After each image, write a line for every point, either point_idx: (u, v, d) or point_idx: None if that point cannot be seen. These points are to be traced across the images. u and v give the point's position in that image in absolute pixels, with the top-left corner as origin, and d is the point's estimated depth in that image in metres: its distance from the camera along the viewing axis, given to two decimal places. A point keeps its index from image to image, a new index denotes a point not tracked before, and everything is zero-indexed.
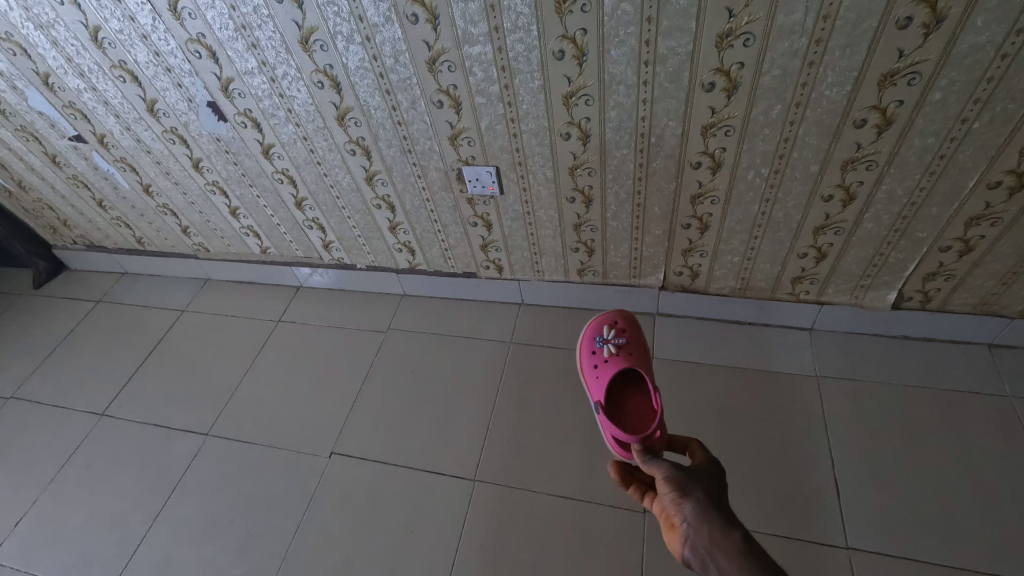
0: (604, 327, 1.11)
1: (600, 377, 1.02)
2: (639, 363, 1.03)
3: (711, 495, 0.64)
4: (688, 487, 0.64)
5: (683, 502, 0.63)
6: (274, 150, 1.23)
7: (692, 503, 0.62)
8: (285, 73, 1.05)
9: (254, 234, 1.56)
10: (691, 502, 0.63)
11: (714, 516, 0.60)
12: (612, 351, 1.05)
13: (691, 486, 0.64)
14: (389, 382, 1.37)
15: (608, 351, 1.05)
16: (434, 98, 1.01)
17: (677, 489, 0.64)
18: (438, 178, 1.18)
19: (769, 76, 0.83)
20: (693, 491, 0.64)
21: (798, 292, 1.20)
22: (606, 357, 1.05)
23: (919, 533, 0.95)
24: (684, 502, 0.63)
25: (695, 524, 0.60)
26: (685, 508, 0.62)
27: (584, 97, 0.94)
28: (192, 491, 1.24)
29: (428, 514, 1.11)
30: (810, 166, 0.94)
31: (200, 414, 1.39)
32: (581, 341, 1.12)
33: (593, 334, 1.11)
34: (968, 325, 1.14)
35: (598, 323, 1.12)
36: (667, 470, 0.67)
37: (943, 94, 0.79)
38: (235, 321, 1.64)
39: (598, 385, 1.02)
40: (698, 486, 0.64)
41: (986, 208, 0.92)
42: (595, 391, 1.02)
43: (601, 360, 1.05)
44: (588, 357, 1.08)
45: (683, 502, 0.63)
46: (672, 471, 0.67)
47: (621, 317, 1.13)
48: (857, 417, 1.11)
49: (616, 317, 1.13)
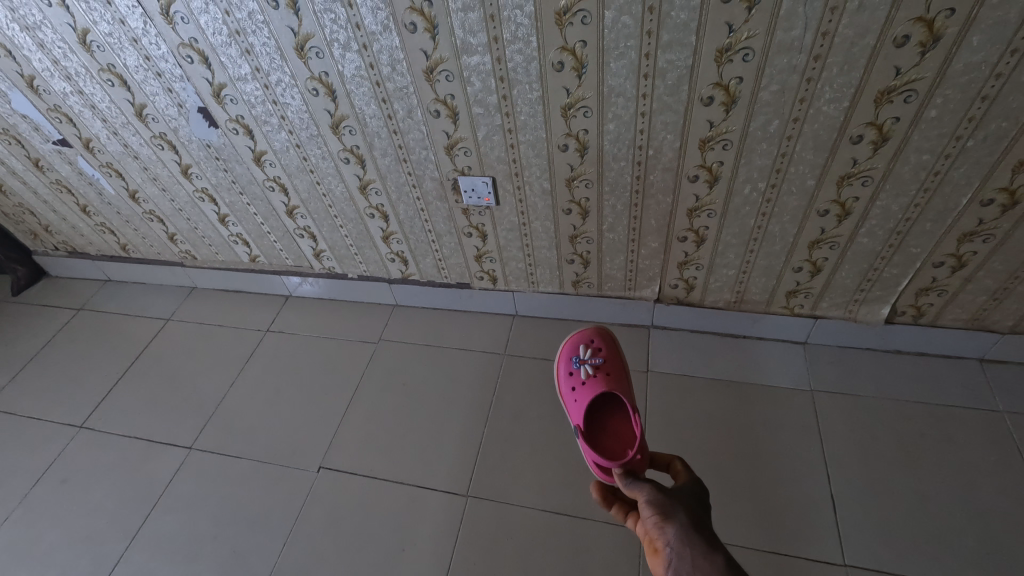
0: (581, 347, 1.09)
1: (579, 402, 1.01)
2: (617, 382, 1.02)
3: (694, 517, 0.61)
4: (671, 510, 0.61)
5: (666, 527, 0.60)
6: (265, 157, 1.21)
7: (675, 528, 0.60)
8: (279, 80, 1.04)
9: (243, 242, 1.53)
10: (674, 526, 0.60)
11: (698, 542, 0.58)
12: (588, 371, 1.04)
13: (674, 509, 0.61)
14: (380, 395, 1.35)
15: (584, 372, 1.04)
16: (431, 107, 1.01)
17: (660, 512, 0.61)
18: (433, 188, 1.17)
19: (768, 91, 0.84)
20: (676, 514, 0.61)
21: (792, 305, 1.20)
22: (583, 379, 1.03)
23: (918, 551, 0.94)
24: (667, 527, 0.60)
25: (679, 550, 0.58)
26: (668, 533, 0.59)
27: (582, 109, 0.94)
28: (173, 507, 1.19)
29: (419, 532, 1.08)
30: (807, 181, 0.95)
31: (184, 427, 1.35)
32: (559, 363, 1.11)
33: (569, 355, 1.10)
34: (960, 340, 1.15)
35: (574, 342, 1.11)
36: (649, 493, 0.64)
37: (939, 112, 0.80)
38: (222, 331, 1.60)
39: (578, 408, 1.01)
40: (681, 509, 0.62)
41: (979, 225, 0.93)
42: (575, 415, 1.00)
43: (578, 382, 1.04)
44: (566, 380, 1.06)
45: (666, 526, 0.60)
46: (655, 494, 0.63)
47: (597, 334, 1.12)
48: (852, 431, 1.11)
49: (592, 334, 1.12)
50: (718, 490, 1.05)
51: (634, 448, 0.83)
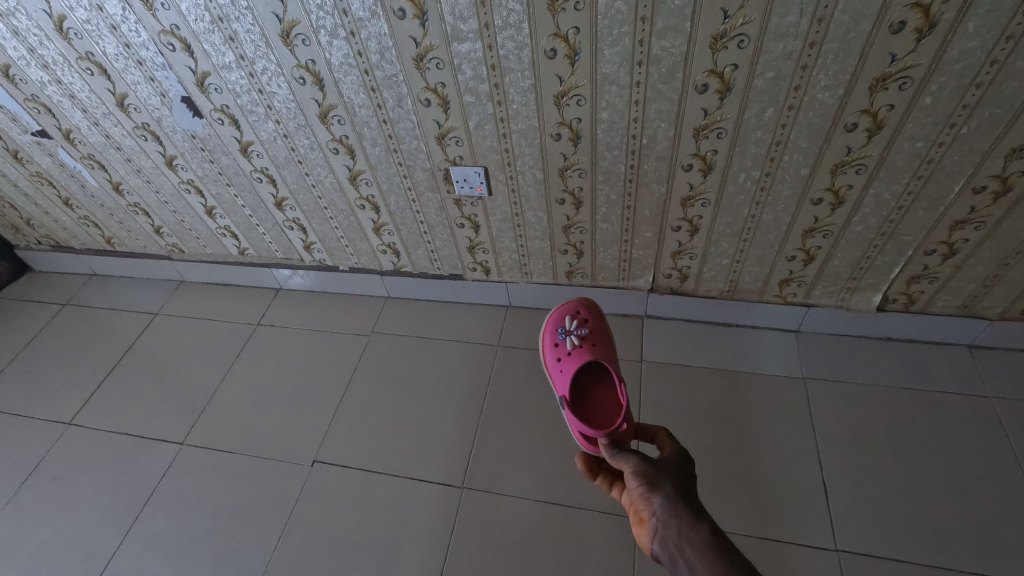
0: (566, 318, 1.09)
1: (565, 371, 1.02)
2: (602, 352, 1.02)
3: (679, 486, 0.61)
4: (656, 480, 0.62)
5: (652, 497, 0.60)
6: (252, 148, 1.19)
7: (661, 498, 0.60)
8: (265, 68, 1.01)
9: (231, 235, 1.50)
10: (660, 496, 0.60)
11: (683, 510, 0.58)
12: (574, 342, 1.04)
13: (660, 479, 0.62)
14: (374, 387, 1.34)
15: (570, 344, 1.04)
16: (421, 96, 0.99)
17: (645, 482, 0.62)
18: (425, 179, 1.15)
19: (763, 78, 0.83)
20: (662, 484, 0.61)
21: (785, 294, 1.21)
22: (569, 350, 1.04)
23: (908, 535, 0.95)
24: (652, 497, 0.60)
25: (663, 519, 0.58)
26: (654, 503, 0.60)
27: (575, 97, 0.92)
28: (166, 503, 1.18)
29: (414, 523, 1.08)
30: (801, 170, 0.94)
31: (175, 423, 1.34)
32: (545, 334, 1.11)
33: (555, 326, 1.10)
34: (950, 327, 1.16)
35: (560, 314, 1.11)
36: (635, 464, 0.64)
37: (933, 99, 0.80)
38: (212, 325, 1.58)
39: (564, 379, 1.01)
40: (666, 478, 0.62)
41: (971, 212, 0.93)
42: (561, 385, 1.01)
43: (564, 353, 1.04)
44: (552, 351, 1.06)
45: (652, 496, 0.60)
46: (641, 464, 0.64)
47: (582, 305, 1.12)
48: (843, 419, 1.11)
49: (578, 305, 1.12)
50: (712, 479, 1.06)
51: (620, 417, 0.84)
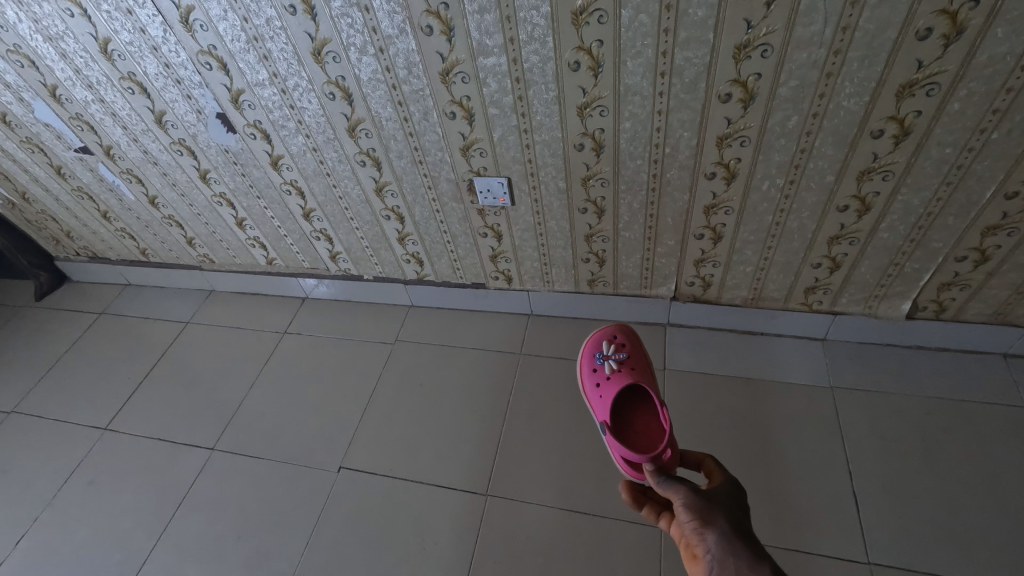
0: (604, 343, 1.09)
1: (605, 396, 1.01)
2: (642, 376, 1.02)
3: (732, 521, 0.61)
4: (709, 514, 0.61)
5: (705, 531, 0.59)
6: (282, 161, 1.23)
7: (715, 533, 0.59)
8: (296, 84, 1.05)
9: (260, 245, 1.54)
10: (713, 531, 0.59)
11: (739, 548, 0.57)
12: (613, 366, 1.04)
13: (713, 513, 0.61)
14: (398, 395, 1.36)
15: (609, 368, 1.04)
16: (447, 109, 1.01)
17: (698, 516, 0.61)
18: (449, 189, 1.18)
19: (787, 87, 0.83)
20: (714, 519, 0.60)
21: (811, 302, 1.19)
22: (608, 374, 1.03)
23: (943, 549, 0.93)
24: (706, 532, 0.59)
25: (718, 556, 0.57)
26: (708, 538, 0.59)
27: (598, 108, 0.94)
28: (198, 506, 1.21)
29: (439, 530, 1.09)
30: (826, 177, 0.94)
31: (206, 428, 1.37)
32: (581, 359, 1.11)
33: (592, 351, 1.10)
34: (983, 335, 1.14)
35: (596, 339, 1.11)
36: (685, 495, 0.64)
37: (962, 105, 0.79)
38: (241, 333, 1.62)
39: (604, 405, 1.00)
40: (720, 513, 0.61)
41: (1003, 218, 0.92)
42: (601, 411, 1.00)
43: (603, 378, 1.04)
44: (590, 376, 1.06)
45: (705, 531, 0.59)
46: (692, 496, 0.63)
47: (619, 330, 1.12)
48: (873, 429, 1.10)
49: (614, 330, 1.12)
50: None
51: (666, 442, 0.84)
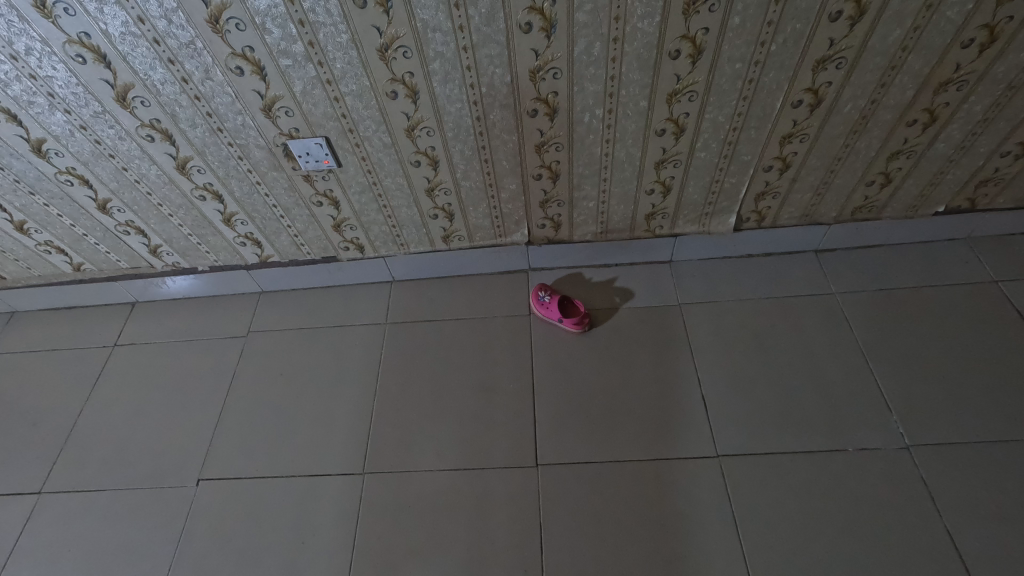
0: (543, 296, 1.27)
1: (552, 309, 1.25)
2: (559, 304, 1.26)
3: None
4: None
5: None
6: (47, 146, 1.02)
7: None
8: (28, 48, 0.86)
9: (57, 250, 1.30)
10: None
11: None
12: (549, 299, 1.26)
13: None
14: (258, 389, 1.25)
15: (547, 299, 1.26)
16: (231, 64, 0.88)
17: None
18: (264, 157, 1.05)
19: (582, 11, 0.82)
20: None
21: (653, 227, 1.25)
22: (548, 303, 1.26)
23: (777, 430, 1.04)
24: None
25: None
26: None
27: (400, 49, 0.86)
28: (26, 560, 1.04)
29: (318, 517, 1.04)
30: (640, 103, 0.95)
31: (28, 471, 1.17)
32: (534, 299, 1.28)
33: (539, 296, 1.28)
34: (797, 236, 1.27)
35: (537, 294, 1.28)
36: None
37: (742, 18, 0.83)
38: (58, 354, 1.39)
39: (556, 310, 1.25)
40: None
41: (794, 126, 1.00)
42: (556, 312, 1.25)
43: (548, 305, 1.26)
44: (544, 305, 1.26)
45: None
46: None
47: (544, 291, 1.28)
48: (714, 335, 1.19)
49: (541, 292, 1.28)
50: (606, 416, 1.10)
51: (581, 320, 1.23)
